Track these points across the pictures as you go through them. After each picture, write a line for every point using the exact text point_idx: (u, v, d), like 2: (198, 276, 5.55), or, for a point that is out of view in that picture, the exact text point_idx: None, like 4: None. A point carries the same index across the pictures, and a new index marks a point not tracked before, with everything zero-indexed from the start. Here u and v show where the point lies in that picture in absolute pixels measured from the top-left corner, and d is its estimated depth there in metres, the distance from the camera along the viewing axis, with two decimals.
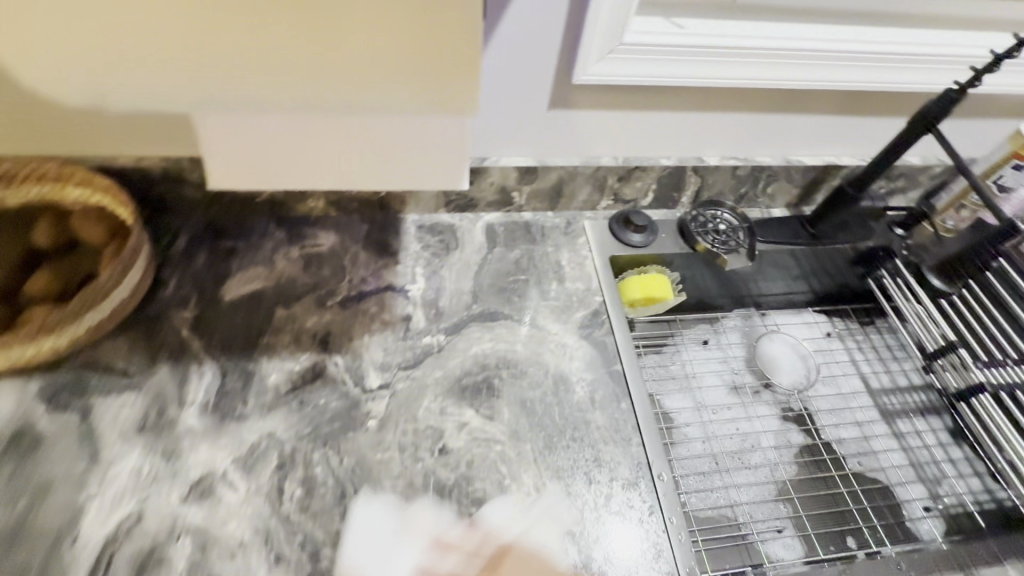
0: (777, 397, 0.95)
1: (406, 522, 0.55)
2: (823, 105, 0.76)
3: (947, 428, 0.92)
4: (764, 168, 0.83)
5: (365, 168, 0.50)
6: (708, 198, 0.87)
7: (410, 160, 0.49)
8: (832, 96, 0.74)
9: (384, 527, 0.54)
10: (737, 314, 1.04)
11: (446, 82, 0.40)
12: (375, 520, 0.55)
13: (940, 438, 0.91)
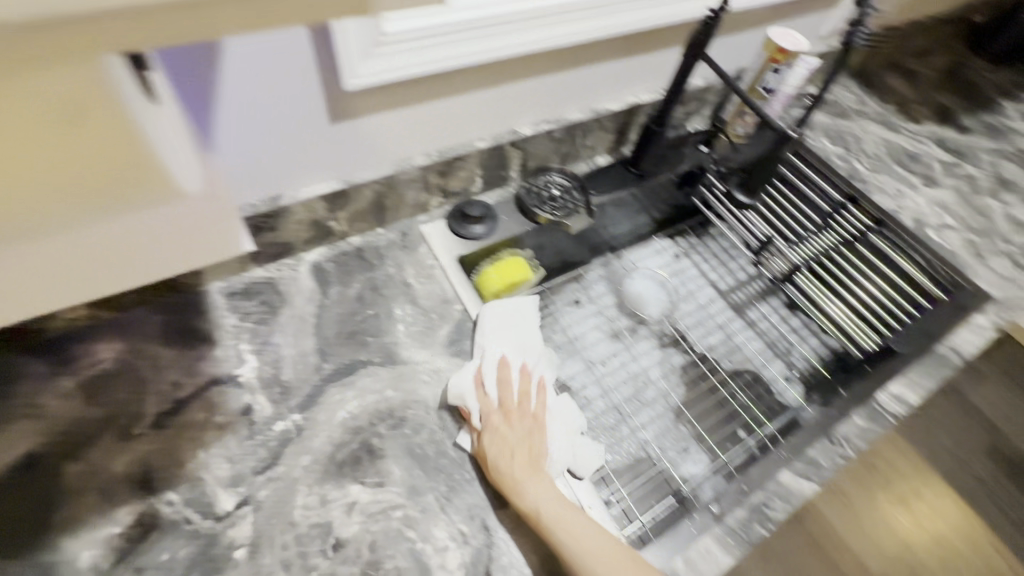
0: (651, 329, 1.01)
1: (504, 310, 0.68)
2: (608, 51, 0.76)
3: (784, 301, 1.03)
4: (576, 125, 0.82)
5: (105, 273, 0.42)
6: (535, 167, 0.85)
7: (157, 247, 0.43)
8: (613, 42, 0.75)
9: (504, 314, 0.68)
10: (598, 264, 1.08)
11: (122, 169, 0.33)
12: (504, 307, 0.69)
13: (780, 313, 1.03)
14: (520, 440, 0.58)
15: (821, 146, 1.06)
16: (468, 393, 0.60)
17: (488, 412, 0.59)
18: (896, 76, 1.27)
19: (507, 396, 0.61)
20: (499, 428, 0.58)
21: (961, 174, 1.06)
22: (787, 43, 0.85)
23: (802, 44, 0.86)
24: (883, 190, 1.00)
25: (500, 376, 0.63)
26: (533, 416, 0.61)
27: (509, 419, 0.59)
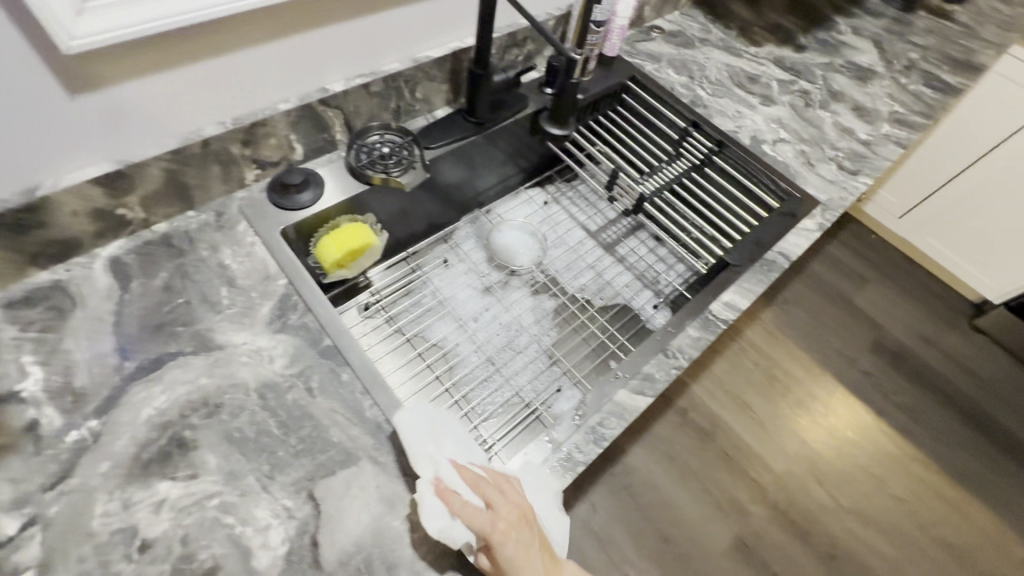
0: (523, 278, 1.01)
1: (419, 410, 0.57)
2: None
3: (649, 233, 1.08)
4: (396, 76, 0.78)
5: None
6: (362, 127, 0.80)
7: None
8: None
9: (426, 419, 0.57)
10: (466, 221, 1.06)
11: None
12: (416, 412, 0.57)
13: (648, 245, 1.07)
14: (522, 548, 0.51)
15: (666, 77, 1.08)
16: (456, 520, 0.50)
17: (484, 528, 0.50)
18: (739, 3, 1.31)
19: (490, 503, 0.53)
20: (504, 541, 0.50)
21: (796, 90, 1.12)
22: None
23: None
24: (723, 113, 1.04)
25: (467, 484, 0.53)
26: (525, 507, 0.54)
27: (503, 524, 0.51)
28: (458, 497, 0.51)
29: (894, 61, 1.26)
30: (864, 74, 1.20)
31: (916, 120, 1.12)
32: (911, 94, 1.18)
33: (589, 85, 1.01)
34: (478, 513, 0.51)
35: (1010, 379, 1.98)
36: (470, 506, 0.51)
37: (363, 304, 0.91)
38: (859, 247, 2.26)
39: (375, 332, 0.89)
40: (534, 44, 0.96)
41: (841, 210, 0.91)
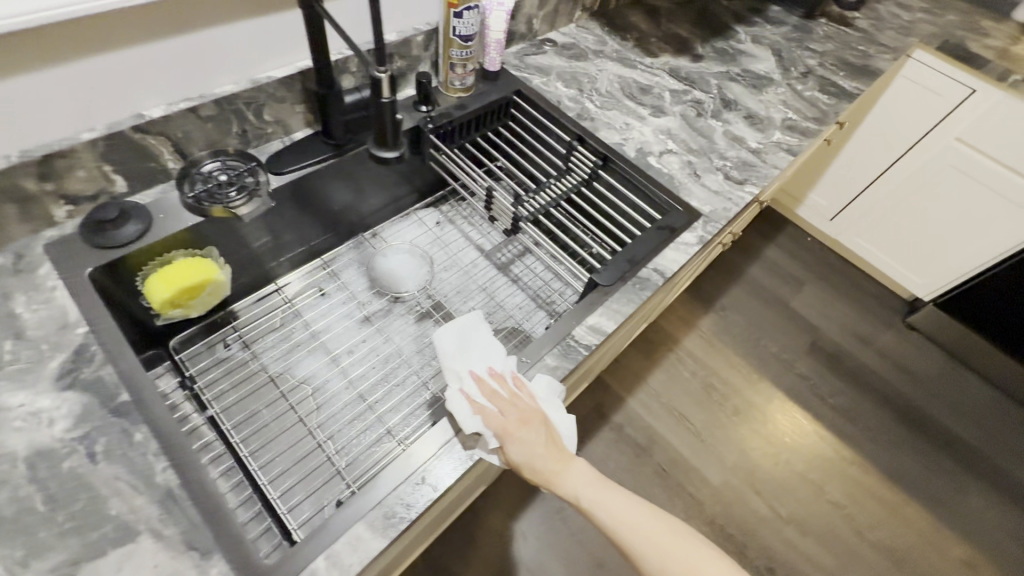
0: (408, 304, 0.95)
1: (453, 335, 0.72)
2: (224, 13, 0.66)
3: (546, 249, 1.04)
4: (231, 99, 0.73)
5: None
6: (199, 155, 0.75)
7: None
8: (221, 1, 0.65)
9: (462, 339, 0.72)
10: (350, 247, 1.00)
11: None
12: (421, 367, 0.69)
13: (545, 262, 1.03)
14: (528, 445, 0.61)
15: (554, 90, 1.05)
16: (476, 422, 0.61)
17: (501, 430, 0.60)
18: (639, 14, 1.30)
19: (512, 405, 0.63)
20: (512, 441, 0.60)
21: (690, 100, 1.11)
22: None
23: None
24: (611, 126, 1.01)
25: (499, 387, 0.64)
26: (529, 411, 0.63)
27: (512, 426, 0.61)
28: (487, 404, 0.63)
29: (791, 68, 1.27)
30: (759, 82, 1.20)
31: (808, 126, 1.11)
32: (805, 100, 1.19)
33: (468, 101, 0.97)
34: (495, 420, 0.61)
35: (943, 374, 2.01)
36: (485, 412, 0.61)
37: (222, 343, 0.84)
38: (795, 250, 2.28)
39: (233, 372, 0.82)
40: (403, 60, 0.91)
41: (723, 221, 0.89)
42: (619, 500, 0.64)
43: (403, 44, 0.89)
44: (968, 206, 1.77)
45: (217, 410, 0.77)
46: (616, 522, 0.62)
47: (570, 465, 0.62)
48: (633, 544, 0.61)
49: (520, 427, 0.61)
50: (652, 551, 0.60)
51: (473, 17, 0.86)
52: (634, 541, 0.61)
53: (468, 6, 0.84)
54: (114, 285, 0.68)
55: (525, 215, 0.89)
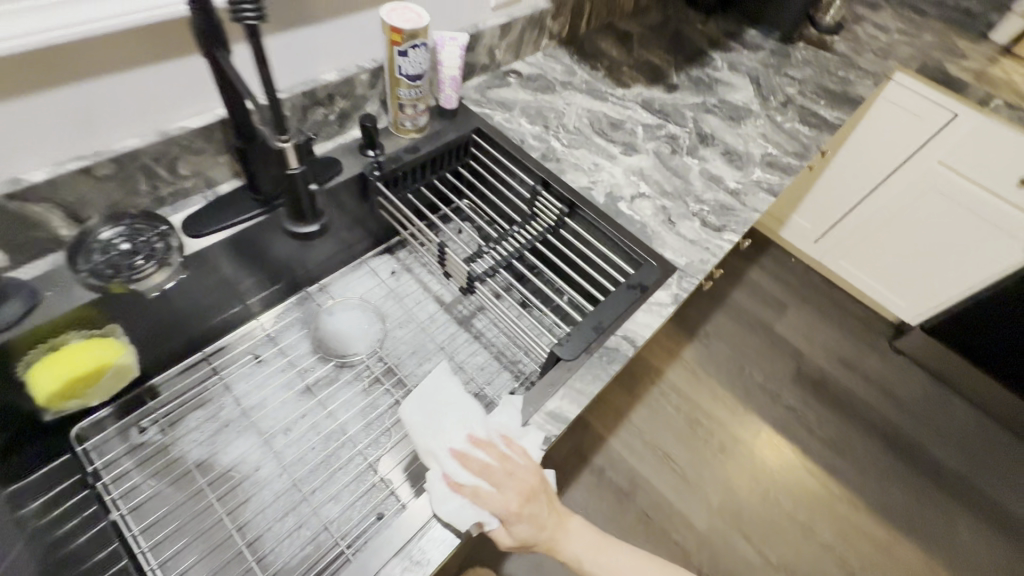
0: (356, 370, 0.86)
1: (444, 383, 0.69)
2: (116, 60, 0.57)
3: None
4: (134, 155, 0.63)
5: None
6: (99, 218, 0.64)
7: None
8: (110, 47, 0.55)
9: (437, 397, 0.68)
10: (293, 304, 0.91)
11: None
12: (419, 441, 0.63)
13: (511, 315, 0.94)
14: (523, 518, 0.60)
15: (517, 127, 0.97)
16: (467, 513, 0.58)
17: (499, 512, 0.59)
18: (610, 41, 1.24)
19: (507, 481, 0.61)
20: (515, 521, 0.59)
21: (664, 135, 1.03)
22: (399, 21, 0.73)
23: (420, 20, 0.74)
24: (579, 167, 0.93)
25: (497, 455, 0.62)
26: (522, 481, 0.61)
27: (513, 507, 0.60)
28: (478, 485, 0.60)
29: (770, 97, 1.21)
30: (736, 114, 1.14)
31: (788, 162, 1.05)
32: (785, 133, 1.12)
33: (421, 143, 0.88)
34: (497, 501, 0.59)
35: (930, 400, 1.96)
36: (481, 497, 0.59)
37: (136, 428, 0.73)
38: (778, 272, 2.23)
39: (149, 461, 0.72)
40: (346, 100, 0.82)
41: (699, 275, 0.81)
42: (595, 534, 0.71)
43: (344, 83, 0.80)
44: (950, 230, 1.73)
45: (123, 512, 0.67)
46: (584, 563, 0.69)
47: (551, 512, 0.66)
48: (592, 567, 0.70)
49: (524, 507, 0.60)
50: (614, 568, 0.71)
51: (422, 54, 0.77)
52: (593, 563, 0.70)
53: (415, 44, 0.75)
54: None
55: (482, 273, 0.80)
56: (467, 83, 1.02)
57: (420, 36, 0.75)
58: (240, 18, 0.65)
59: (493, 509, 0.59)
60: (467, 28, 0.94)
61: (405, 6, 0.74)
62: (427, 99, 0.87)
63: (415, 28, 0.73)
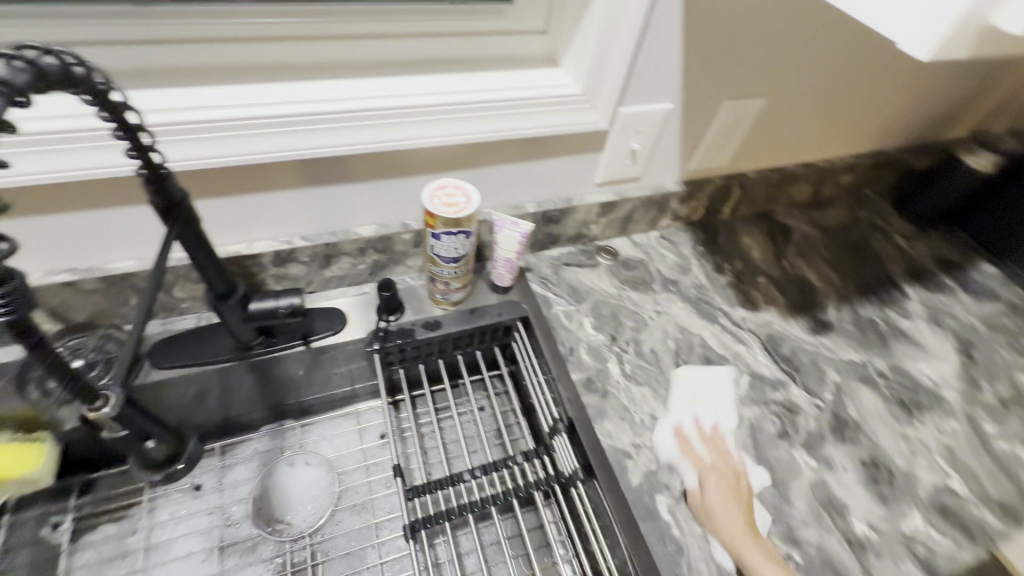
0: (276, 549, 0.72)
1: (702, 374, 0.74)
2: (80, 198, 0.54)
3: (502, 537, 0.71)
4: (122, 277, 0.61)
5: None
6: (77, 321, 0.63)
7: None
8: (79, 188, 0.53)
9: (694, 386, 0.73)
10: (263, 433, 0.81)
11: None
12: (690, 393, 0.72)
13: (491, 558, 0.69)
14: (727, 502, 0.61)
15: (577, 328, 0.77)
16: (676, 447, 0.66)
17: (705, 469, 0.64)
18: (759, 235, 0.97)
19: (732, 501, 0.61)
20: (710, 483, 0.62)
21: (777, 402, 0.73)
22: (439, 206, 0.61)
23: (464, 208, 0.62)
24: (628, 413, 0.69)
25: (700, 471, 0.64)
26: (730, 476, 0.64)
27: (712, 473, 0.64)
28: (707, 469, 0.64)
29: (983, 385, 0.81)
30: (912, 399, 0.77)
31: (974, 519, 0.66)
32: (989, 458, 0.72)
33: (449, 320, 0.75)
34: (734, 518, 0.60)
35: None
36: (705, 446, 0.67)
37: (47, 524, 0.68)
38: None
39: (34, 567, 0.66)
40: (382, 254, 0.73)
41: None
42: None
43: (380, 239, 0.71)
44: None
45: None
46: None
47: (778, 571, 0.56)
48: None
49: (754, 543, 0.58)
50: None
51: (460, 242, 0.65)
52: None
53: (451, 231, 0.63)
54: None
55: (428, 521, 0.64)
56: (544, 252, 0.86)
57: (461, 224, 0.62)
58: (258, 174, 0.59)
59: (696, 463, 0.65)
60: (558, 200, 0.79)
61: (458, 187, 0.63)
62: (471, 274, 0.74)
63: (454, 218, 0.61)
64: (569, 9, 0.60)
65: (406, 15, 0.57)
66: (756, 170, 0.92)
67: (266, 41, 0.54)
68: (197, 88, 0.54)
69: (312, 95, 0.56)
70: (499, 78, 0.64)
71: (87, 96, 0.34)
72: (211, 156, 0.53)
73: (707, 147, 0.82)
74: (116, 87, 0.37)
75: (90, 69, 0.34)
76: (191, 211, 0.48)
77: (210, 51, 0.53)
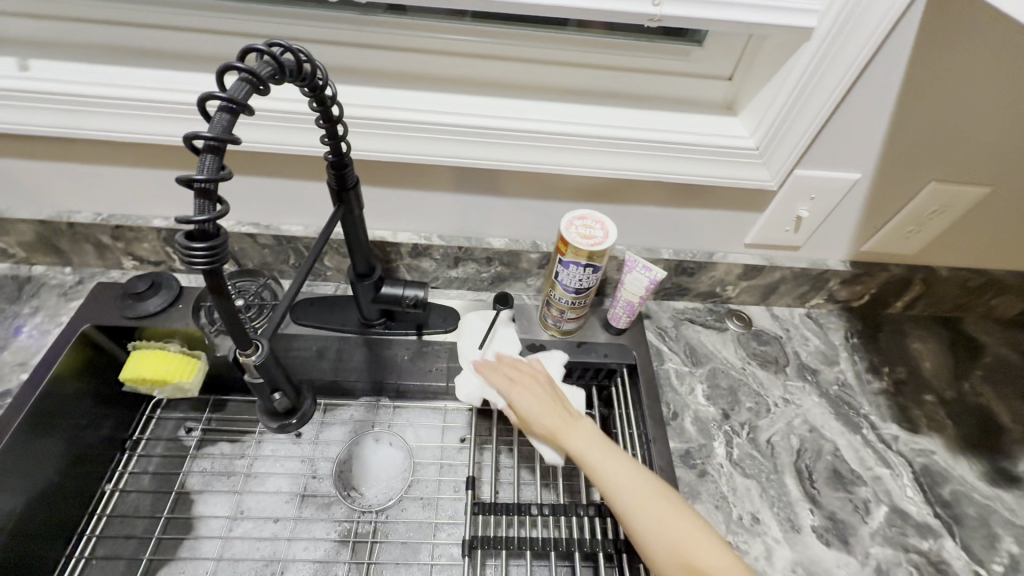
0: (345, 516, 0.76)
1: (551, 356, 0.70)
2: (277, 168, 0.64)
3: None
4: (290, 239, 0.70)
5: None
6: (249, 267, 0.74)
7: None
8: (279, 160, 0.63)
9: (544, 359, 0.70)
10: (361, 403, 0.87)
11: None
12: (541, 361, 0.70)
13: None
14: (534, 399, 0.64)
15: (687, 393, 0.71)
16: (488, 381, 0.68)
17: (506, 385, 0.65)
18: (937, 344, 0.81)
19: (587, 433, 0.61)
20: (515, 391, 0.64)
21: (920, 553, 0.60)
22: (575, 235, 0.60)
23: (599, 242, 0.60)
24: (725, 505, 0.62)
25: (533, 409, 0.63)
26: (535, 381, 0.66)
27: (509, 387, 0.65)
28: (538, 418, 0.62)
29: None
30: None
31: None
32: None
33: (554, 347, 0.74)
34: (612, 461, 0.57)
35: None
36: (519, 369, 0.67)
37: (184, 427, 0.81)
38: None
39: (166, 458, 0.78)
40: (505, 268, 0.75)
41: None
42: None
43: (508, 253, 0.72)
44: None
45: (117, 490, 0.75)
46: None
47: (588, 432, 0.61)
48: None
49: (635, 496, 0.54)
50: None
51: (585, 274, 0.63)
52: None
53: (577, 263, 0.62)
54: (102, 333, 0.74)
55: (486, 543, 0.63)
56: (668, 302, 0.81)
57: (591, 258, 0.61)
58: (418, 173, 0.64)
59: (500, 383, 0.66)
60: (697, 252, 0.74)
61: (597, 220, 0.62)
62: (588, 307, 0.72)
63: (587, 249, 0.60)
64: (759, 59, 0.56)
65: (587, 46, 0.58)
66: (952, 266, 0.77)
67: (455, 55, 0.59)
68: (388, 89, 0.60)
69: (481, 109, 0.59)
70: (668, 118, 0.61)
71: (306, 88, 0.40)
72: (384, 151, 0.59)
73: (893, 228, 0.70)
74: (331, 83, 0.42)
75: (315, 67, 0.38)
76: (359, 195, 0.53)
77: (405, 60, 0.59)
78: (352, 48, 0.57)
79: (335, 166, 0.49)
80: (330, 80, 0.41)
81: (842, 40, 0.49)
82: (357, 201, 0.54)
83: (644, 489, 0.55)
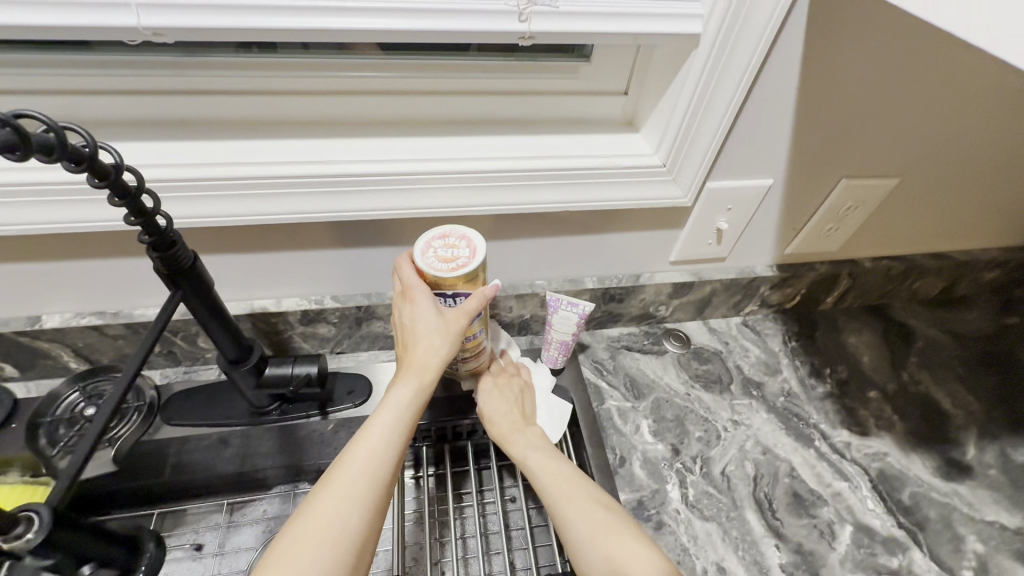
0: None
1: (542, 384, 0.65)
2: (112, 246, 0.52)
3: None
4: (146, 325, 0.58)
5: None
6: (103, 364, 0.61)
7: None
8: (112, 236, 0.51)
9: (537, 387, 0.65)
10: (274, 495, 0.69)
11: None
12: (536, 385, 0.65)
13: None
14: (494, 394, 0.60)
15: (632, 432, 0.65)
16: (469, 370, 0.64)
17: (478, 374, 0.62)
18: (870, 335, 0.80)
19: (538, 442, 0.56)
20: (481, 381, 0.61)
21: (891, 573, 0.56)
22: (434, 261, 0.47)
23: (463, 266, 0.47)
24: (687, 558, 0.56)
25: (490, 403, 0.59)
26: (507, 376, 0.63)
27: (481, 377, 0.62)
28: (492, 415, 0.58)
29: None
30: None
31: None
32: None
33: None
34: (552, 469, 0.53)
35: None
36: (495, 366, 0.63)
37: None
38: None
39: None
40: None
41: None
42: (389, 402, 0.48)
43: None
44: None
45: None
46: (380, 437, 0.46)
47: (532, 437, 0.57)
48: (401, 443, 0.47)
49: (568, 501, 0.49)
50: (370, 508, 0.43)
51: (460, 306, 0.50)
52: (343, 501, 0.42)
53: (445, 292, 0.48)
54: None
55: None
56: (602, 330, 0.75)
57: (458, 287, 0.48)
58: (292, 231, 0.54)
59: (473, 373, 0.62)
60: (623, 276, 0.69)
61: (461, 237, 0.48)
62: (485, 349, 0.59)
63: (449, 277, 0.47)
64: (653, 70, 0.51)
65: (469, 71, 0.51)
66: (872, 257, 0.76)
67: (308, 93, 0.49)
68: (235, 140, 0.50)
69: (355, 154, 0.51)
70: (565, 142, 0.55)
71: (68, 162, 0.31)
72: (240, 214, 0.49)
73: (813, 228, 0.68)
74: (109, 149, 0.34)
75: (62, 133, 0.30)
76: (203, 267, 0.43)
77: (255, 105, 0.49)
78: (184, 96, 0.47)
79: (155, 244, 0.39)
80: (98, 143, 0.32)
81: (728, 47, 0.45)
82: (203, 272, 0.44)
83: (579, 500, 0.49)
